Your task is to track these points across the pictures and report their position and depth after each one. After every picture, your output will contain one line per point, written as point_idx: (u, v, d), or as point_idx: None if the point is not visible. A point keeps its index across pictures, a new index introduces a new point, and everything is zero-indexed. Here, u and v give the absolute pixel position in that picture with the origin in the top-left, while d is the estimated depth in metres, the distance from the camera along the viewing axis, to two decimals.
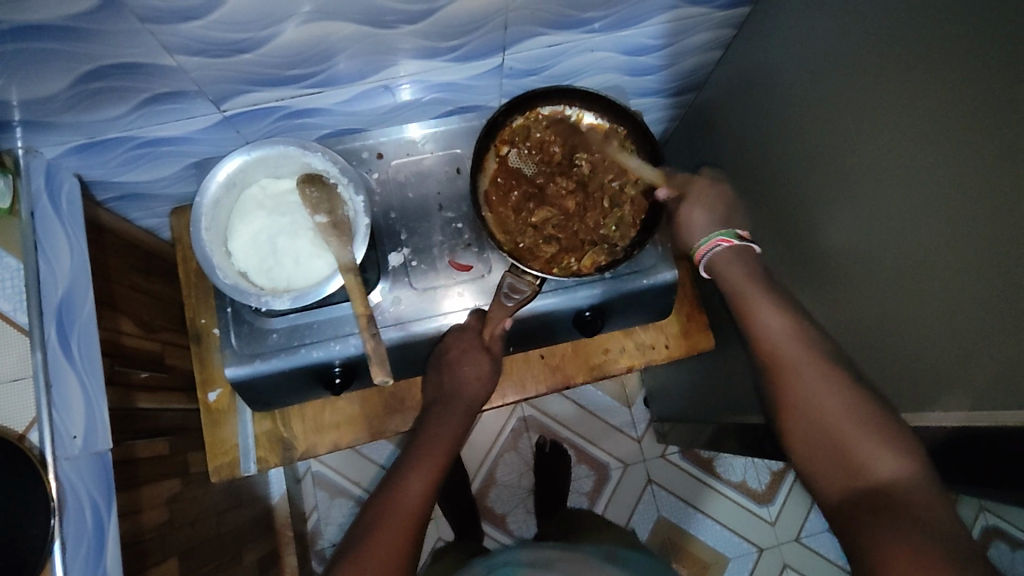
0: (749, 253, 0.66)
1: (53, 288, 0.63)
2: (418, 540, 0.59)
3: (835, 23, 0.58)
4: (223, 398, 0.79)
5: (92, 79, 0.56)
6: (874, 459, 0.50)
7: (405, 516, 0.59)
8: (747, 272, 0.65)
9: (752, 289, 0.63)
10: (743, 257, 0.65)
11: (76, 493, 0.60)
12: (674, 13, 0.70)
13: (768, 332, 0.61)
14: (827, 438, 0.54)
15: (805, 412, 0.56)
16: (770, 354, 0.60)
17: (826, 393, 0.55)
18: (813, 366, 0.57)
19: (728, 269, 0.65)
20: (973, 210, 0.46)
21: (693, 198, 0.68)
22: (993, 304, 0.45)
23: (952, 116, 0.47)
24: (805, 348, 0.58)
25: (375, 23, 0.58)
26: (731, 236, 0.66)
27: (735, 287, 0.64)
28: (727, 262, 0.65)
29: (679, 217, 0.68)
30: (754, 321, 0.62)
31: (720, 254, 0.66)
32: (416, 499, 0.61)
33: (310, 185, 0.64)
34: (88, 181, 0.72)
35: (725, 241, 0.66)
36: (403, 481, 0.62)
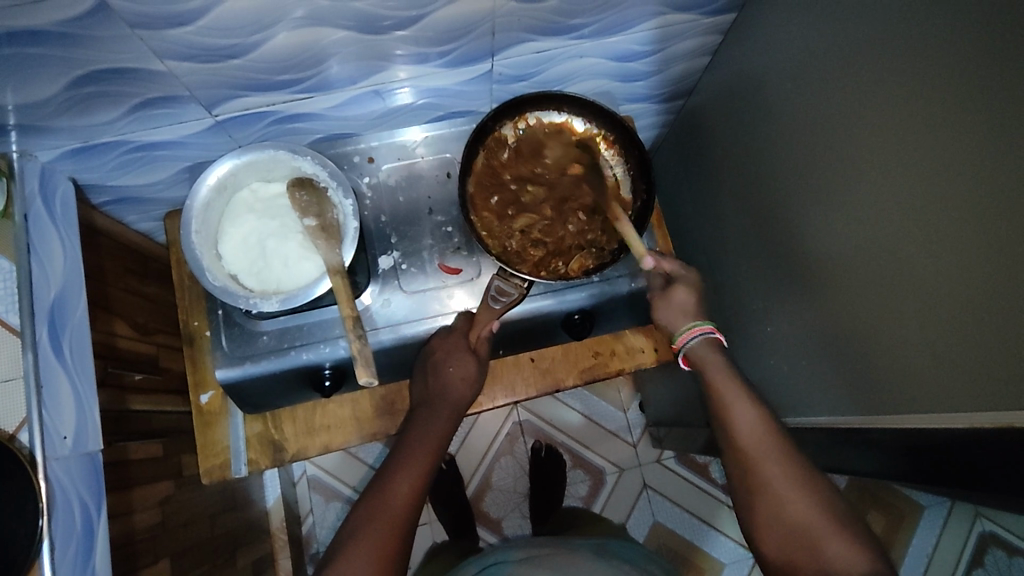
0: (724, 348, 0.67)
1: (46, 290, 0.64)
2: (405, 541, 0.60)
3: (819, 28, 0.58)
4: (216, 399, 0.79)
5: (84, 83, 0.57)
6: (835, 550, 0.54)
7: (390, 521, 0.59)
8: (723, 369, 0.65)
9: (728, 390, 0.63)
10: (720, 353, 0.67)
11: (65, 494, 0.60)
12: (662, 19, 0.71)
13: (744, 428, 0.61)
14: (797, 534, 0.56)
15: (777, 513, 0.57)
16: (739, 444, 0.61)
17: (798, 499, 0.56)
18: (787, 473, 0.58)
19: (709, 363, 0.65)
20: (954, 212, 0.46)
21: (679, 284, 0.69)
22: (978, 306, 0.46)
23: (932, 119, 0.47)
24: (775, 446, 0.59)
25: (365, 28, 0.59)
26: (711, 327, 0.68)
27: (712, 384, 0.64)
28: (706, 355, 0.66)
29: (660, 299, 0.70)
30: (731, 416, 0.62)
31: (697, 344, 0.67)
32: (402, 503, 0.61)
33: (299, 189, 0.65)
34: (82, 184, 0.73)
35: (709, 331, 0.67)
36: (390, 482, 0.62)
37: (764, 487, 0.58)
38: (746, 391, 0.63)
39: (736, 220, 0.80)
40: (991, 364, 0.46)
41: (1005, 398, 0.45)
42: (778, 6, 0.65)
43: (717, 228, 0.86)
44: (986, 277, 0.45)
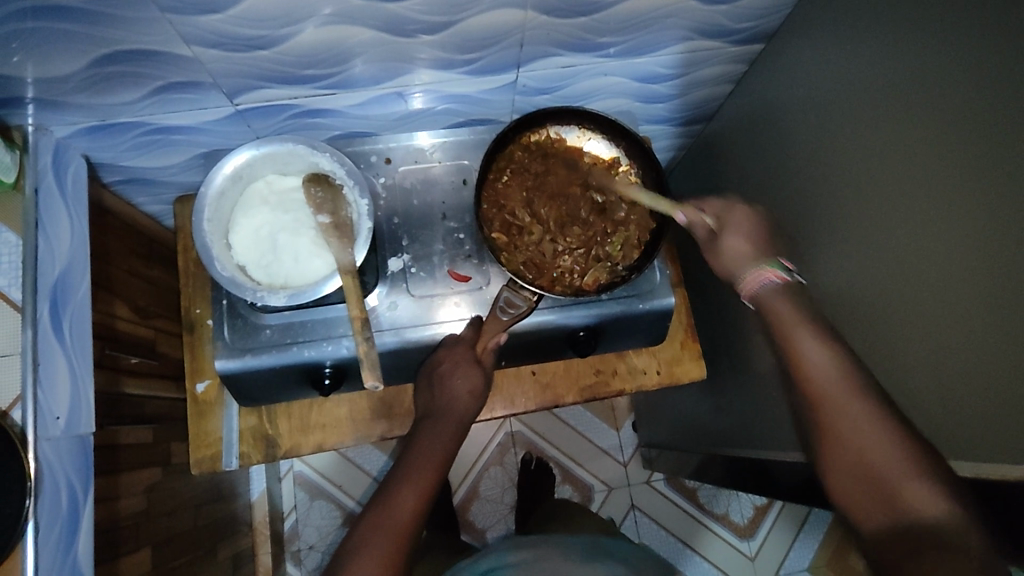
0: (798, 287, 0.59)
1: (51, 266, 0.63)
2: (410, 555, 0.58)
3: (844, 67, 0.58)
4: (212, 389, 0.78)
5: (108, 62, 0.57)
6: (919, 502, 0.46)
7: (395, 533, 0.57)
8: (800, 312, 0.57)
9: (808, 335, 0.55)
10: (791, 295, 0.59)
11: (53, 475, 0.59)
12: (689, 44, 0.71)
13: (818, 360, 0.54)
14: (867, 477, 0.49)
15: (851, 453, 0.50)
16: (812, 382, 0.53)
17: (873, 431, 0.49)
18: (858, 402, 0.51)
19: (780, 309, 0.58)
20: (968, 260, 0.46)
21: (733, 225, 0.64)
22: (986, 357, 0.45)
23: (951, 167, 0.47)
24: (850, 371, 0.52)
25: (393, 30, 0.59)
26: (779, 269, 0.60)
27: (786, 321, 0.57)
28: (775, 302, 0.58)
29: (720, 248, 0.63)
30: (801, 355, 0.55)
31: (767, 289, 0.59)
32: (407, 515, 0.59)
33: (315, 185, 0.64)
34: (95, 162, 0.73)
35: (772, 274, 0.59)
36: (395, 493, 0.60)
37: (832, 427, 0.52)
38: (825, 329, 0.56)
39: None
40: (997, 418, 0.45)
41: (1010, 453, 0.45)
42: (804, 40, 0.65)
43: None
44: (997, 328, 0.44)
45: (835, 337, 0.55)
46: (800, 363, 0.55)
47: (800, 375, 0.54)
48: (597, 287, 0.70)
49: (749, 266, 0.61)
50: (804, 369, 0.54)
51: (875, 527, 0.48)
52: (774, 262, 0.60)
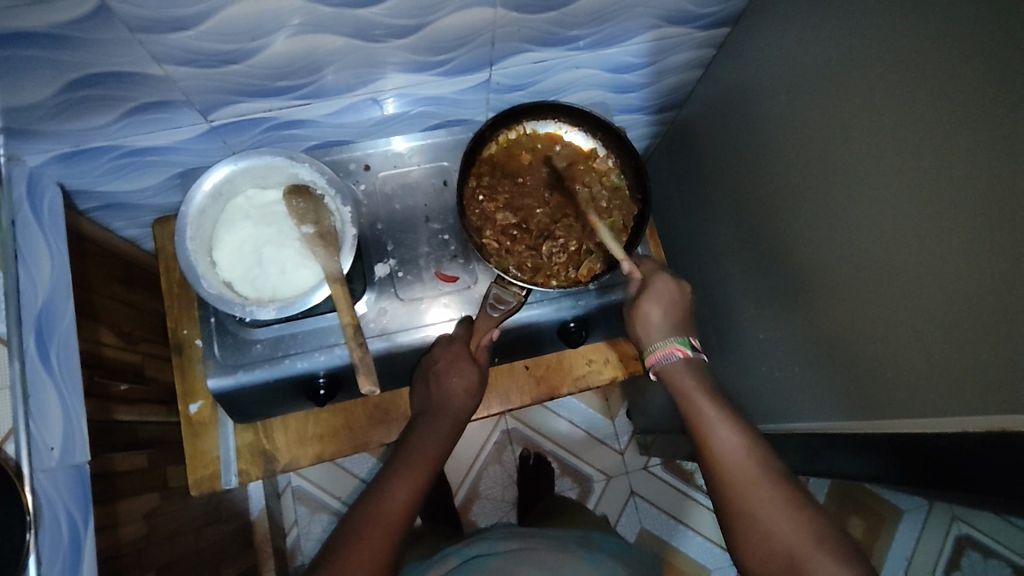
0: (701, 363, 0.67)
1: (33, 297, 0.62)
2: (398, 547, 0.58)
3: (809, 44, 0.60)
4: (205, 409, 0.78)
5: (78, 87, 0.56)
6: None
7: (384, 524, 0.58)
8: (704, 384, 0.64)
9: (716, 415, 0.61)
10: (696, 370, 0.65)
11: (52, 507, 0.59)
12: (657, 32, 0.72)
13: (732, 456, 0.59)
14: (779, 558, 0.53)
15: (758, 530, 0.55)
16: (724, 466, 0.59)
17: (773, 502, 0.55)
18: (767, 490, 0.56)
19: (682, 381, 0.65)
20: (944, 222, 0.47)
21: (655, 292, 0.68)
22: (967, 314, 0.47)
23: (921, 132, 0.48)
24: (757, 463, 0.58)
25: (364, 36, 0.59)
26: (685, 345, 0.67)
27: (698, 407, 0.62)
28: (681, 375, 0.65)
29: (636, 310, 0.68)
30: (716, 450, 0.60)
31: (673, 362, 0.66)
32: (398, 508, 0.60)
33: (296, 197, 0.64)
34: (70, 190, 0.72)
35: (681, 351, 0.66)
36: (389, 487, 0.61)
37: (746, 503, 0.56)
38: (733, 415, 0.61)
39: (726, 231, 0.82)
40: (980, 373, 0.47)
41: (996, 404, 0.46)
42: (769, 21, 0.66)
43: (707, 237, 0.87)
44: (974, 286, 0.46)
45: (744, 424, 0.61)
46: (713, 449, 0.60)
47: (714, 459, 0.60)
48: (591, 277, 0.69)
49: (658, 339, 0.67)
50: (718, 457, 0.59)
51: None
52: (681, 338, 0.67)
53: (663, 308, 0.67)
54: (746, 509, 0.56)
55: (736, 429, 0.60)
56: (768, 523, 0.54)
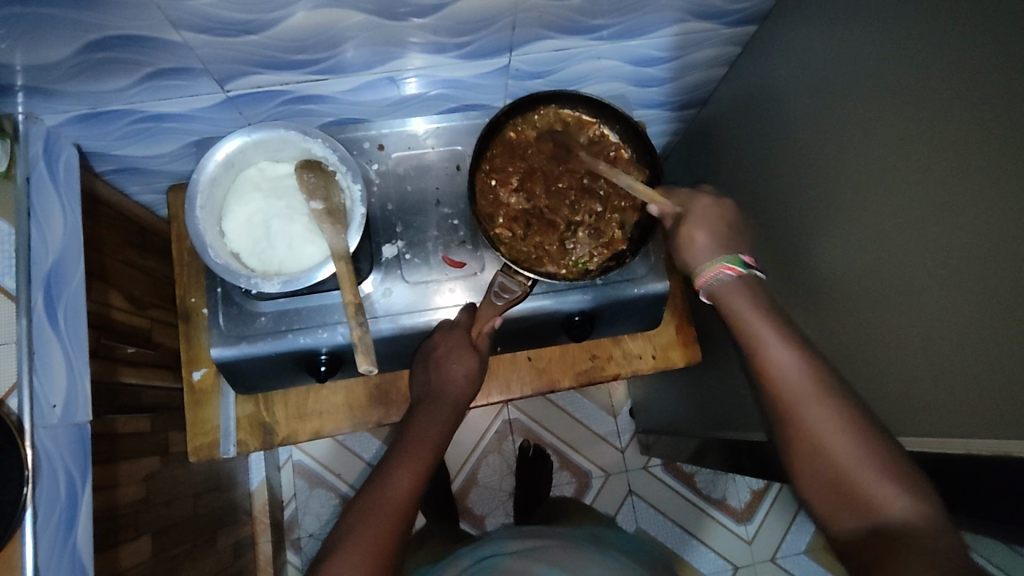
0: (753, 281, 0.60)
1: (44, 255, 0.63)
2: (403, 535, 0.58)
3: (836, 47, 0.58)
4: (208, 377, 0.79)
5: (97, 49, 0.56)
6: (882, 498, 0.47)
7: (390, 513, 0.58)
8: (756, 305, 0.58)
9: (768, 329, 0.57)
10: (747, 290, 0.59)
11: (51, 464, 0.60)
12: (682, 26, 0.70)
13: (784, 368, 0.54)
14: (839, 479, 0.50)
15: (819, 458, 0.51)
16: (773, 383, 0.54)
17: (844, 435, 0.50)
18: (827, 406, 0.52)
19: (735, 304, 0.58)
20: (961, 237, 0.46)
21: (696, 219, 0.62)
22: (974, 333, 0.46)
23: (942, 143, 0.47)
24: (812, 379, 0.53)
25: (386, 13, 0.58)
26: (736, 264, 0.60)
27: (747, 321, 0.57)
28: (732, 294, 0.59)
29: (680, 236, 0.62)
30: (766, 354, 0.56)
31: (721, 284, 0.60)
32: (402, 494, 0.60)
33: (308, 171, 0.64)
34: (86, 151, 0.72)
35: (730, 269, 0.60)
36: (390, 475, 0.61)
37: (800, 423, 0.52)
38: (781, 326, 0.57)
39: None
40: (988, 393, 0.46)
41: (1007, 428, 0.45)
42: (797, 20, 0.64)
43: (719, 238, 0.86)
44: (986, 306, 0.45)
45: (807, 344, 0.56)
46: (764, 357, 0.56)
47: (764, 366, 0.55)
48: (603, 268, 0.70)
49: (707, 260, 0.61)
50: (764, 364, 0.55)
51: (847, 530, 0.49)
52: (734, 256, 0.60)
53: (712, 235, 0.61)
54: (796, 430, 0.52)
55: (795, 345, 0.55)
56: (846, 439, 0.50)
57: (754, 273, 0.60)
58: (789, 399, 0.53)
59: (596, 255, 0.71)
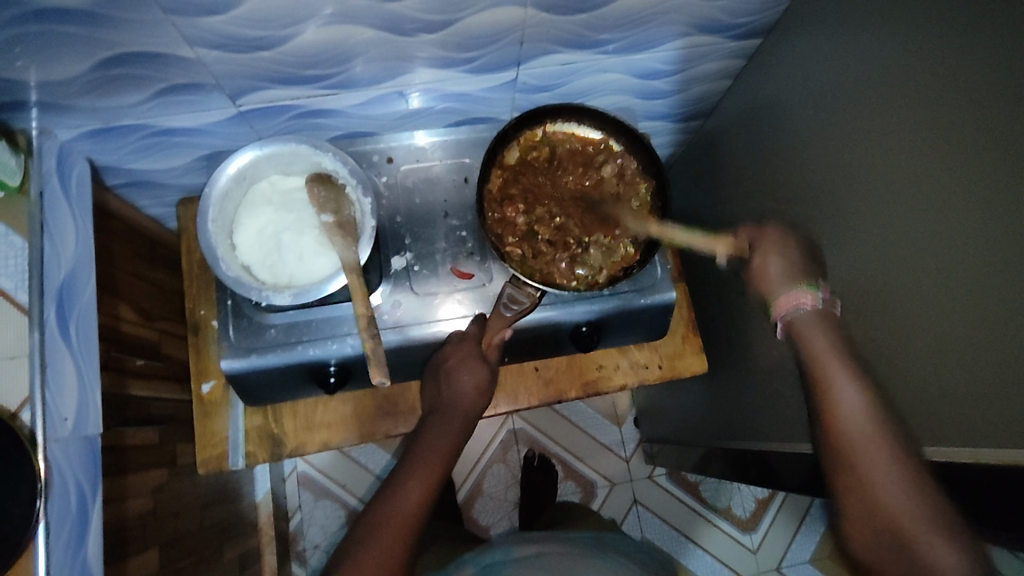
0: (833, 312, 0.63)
1: (56, 268, 0.63)
2: (413, 547, 0.59)
3: (841, 61, 0.59)
4: (217, 390, 0.79)
5: (111, 66, 0.57)
6: (934, 553, 0.51)
7: (399, 527, 0.58)
8: (833, 342, 0.61)
9: (845, 377, 0.59)
10: (826, 320, 0.63)
11: (63, 477, 0.60)
12: (687, 40, 0.71)
13: (850, 412, 0.58)
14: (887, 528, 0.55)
15: (868, 496, 0.56)
16: (844, 429, 0.58)
17: (887, 475, 0.55)
18: (884, 462, 0.55)
19: (813, 338, 0.62)
20: (966, 248, 0.46)
21: (768, 248, 0.67)
22: (981, 343, 0.46)
23: (945, 156, 0.47)
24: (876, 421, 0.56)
25: (395, 30, 0.59)
26: (813, 292, 0.63)
27: (820, 354, 0.61)
28: (809, 326, 0.63)
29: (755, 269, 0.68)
30: (834, 398, 0.59)
31: (800, 315, 0.64)
32: (411, 508, 0.60)
33: (318, 185, 0.65)
34: (98, 165, 0.73)
35: (810, 298, 0.63)
36: (400, 488, 0.61)
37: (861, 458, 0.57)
38: (857, 368, 0.59)
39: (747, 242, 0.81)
40: (994, 404, 0.46)
41: (1013, 436, 0.45)
42: (801, 35, 0.65)
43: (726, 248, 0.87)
44: (995, 317, 0.45)
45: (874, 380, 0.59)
46: (832, 400, 0.59)
47: (828, 408, 0.59)
48: (609, 282, 0.70)
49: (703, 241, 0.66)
50: (830, 408, 0.59)
51: (866, 547, 0.57)
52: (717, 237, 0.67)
53: (784, 262, 0.66)
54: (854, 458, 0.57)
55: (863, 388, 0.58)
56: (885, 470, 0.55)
57: (833, 304, 0.63)
58: (851, 443, 0.58)
59: (603, 269, 0.71)
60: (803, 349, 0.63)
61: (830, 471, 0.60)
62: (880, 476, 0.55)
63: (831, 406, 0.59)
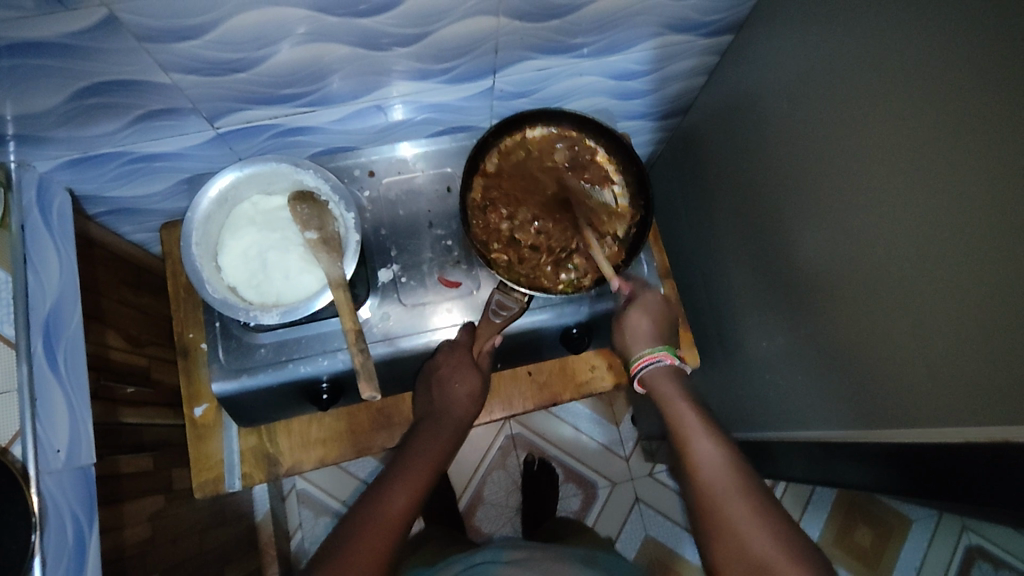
0: (684, 373, 0.69)
1: (41, 300, 0.63)
2: (396, 548, 0.58)
3: (812, 54, 0.60)
4: (210, 413, 0.79)
5: (87, 95, 0.57)
6: None
7: (383, 525, 0.58)
8: (684, 392, 0.66)
9: (701, 437, 0.61)
10: (679, 380, 0.68)
11: (58, 509, 0.59)
12: (660, 40, 0.72)
13: (707, 463, 0.59)
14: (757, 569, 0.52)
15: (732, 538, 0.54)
16: (700, 478, 0.59)
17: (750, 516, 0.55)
18: (741, 501, 0.56)
19: (663, 386, 0.67)
20: (945, 232, 0.47)
21: (644, 306, 0.72)
22: (965, 324, 0.47)
23: (920, 143, 0.48)
24: (732, 470, 0.58)
25: (370, 45, 0.59)
26: (670, 353, 0.69)
27: (670, 405, 0.65)
28: (665, 378, 0.68)
29: (624, 321, 0.72)
30: (693, 451, 0.61)
31: (657, 369, 0.68)
32: (398, 509, 0.60)
33: (301, 203, 0.65)
34: (79, 195, 0.73)
35: (667, 356, 0.69)
36: (388, 490, 0.61)
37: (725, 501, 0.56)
38: (709, 428, 0.62)
39: (730, 236, 0.82)
40: (980, 383, 0.47)
41: (1000, 415, 0.46)
42: (772, 30, 0.66)
43: (711, 242, 0.88)
44: (977, 297, 0.45)
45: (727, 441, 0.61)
46: (692, 453, 0.61)
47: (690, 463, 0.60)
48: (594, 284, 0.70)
49: (640, 347, 0.70)
50: (693, 460, 0.60)
51: None
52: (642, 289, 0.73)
53: (651, 321, 0.71)
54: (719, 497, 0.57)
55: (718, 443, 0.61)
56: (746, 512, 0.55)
57: (682, 364, 0.70)
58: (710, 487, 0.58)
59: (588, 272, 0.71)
60: (657, 399, 0.67)
61: (700, 532, 0.58)
62: (732, 504, 0.56)
63: (690, 460, 0.60)
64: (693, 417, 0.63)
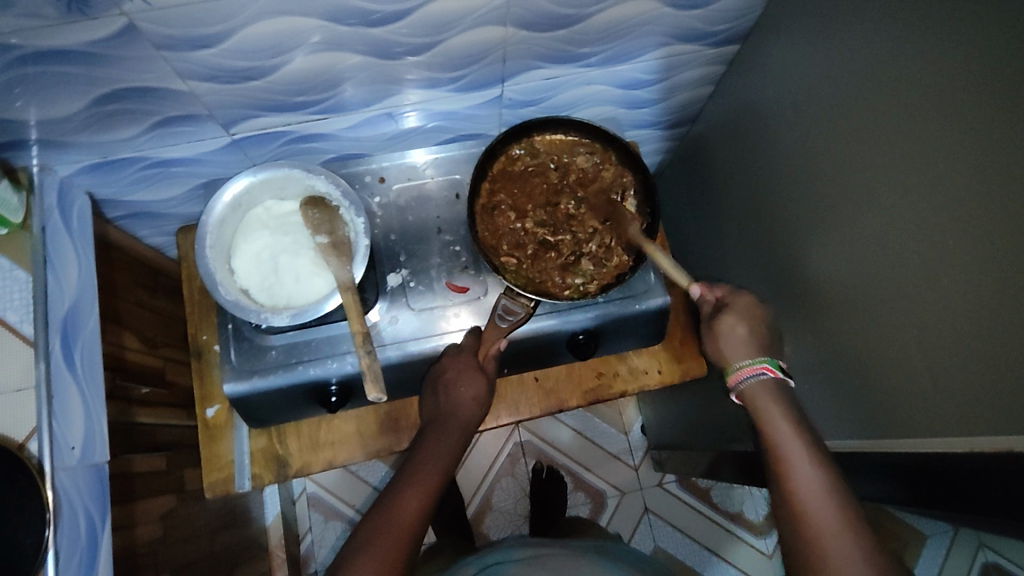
0: (787, 389, 0.62)
1: (59, 300, 0.65)
2: (409, 557, 0.59)
3: (818, 63, 0.60)
4: (221, 413, 0.80)
5: (106, 102, 0.59)
6: None
7: (395, 535, 0.59)
8: (789, 410, 0.60)
9: (791, 437, 0.57)
10: (779, 395, 0.61)
11: (71, 505, 0.61)
12: (666, 49, 0.73)
13: (808, 485, 0.54)
14: None
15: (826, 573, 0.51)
16: (797, 498, 0.54)
17: (846, 544, 0.51)
18: (846, 535, 0.51)
19: (763, 403, 0.60)
20: (951, 239, 0.47)
21: (737, 311, 0.65)
22: (973, 331, 0.47)
23: (927, 150, 0.48)
24: (835, 495, 0.53)
25: (382, 54, 0.61)
26: (775, 367, 0.62)
27: (774, 431, 0.58)
28: (768, 400, 0.60)
29: (717, 326, 0.65)
30: (791, 471, 0.56)
31: (755, 383, 0.62)
32: (409, 517, 0.60)
33: (312, 208, 0.66)
34: (98, 198, 0.75)
35: (770, 370, 0.62)
36: (398, 497, 0.62)
37: (818, 527, 0.52)
38: (813, 448, 0.57)
39: (738, 245, 0.82)
40: (988, 392, 0.46)
41: (1007, 423, 0.45)
42: (779, 38, 0.66)
43: (718, 250, 0.88)
44: (983, 305, 0.45)
45: (829, 460, 0.56)
46: (792, 476, 0.55)
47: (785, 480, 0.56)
48: (601, 290, 0.70)
49: (743, 358, 0.63)
50: (790, 473, 0.56)
51: None
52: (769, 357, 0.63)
53: (750, 330, 0.64)
54: (814, 522, 0.53)
55: (821, 465, 0.55)
56: (845, 546, 0.51)
57: (788, 379, 0.63)
58: (806, 507, 0.54)
59: (595, 278, 0.72)
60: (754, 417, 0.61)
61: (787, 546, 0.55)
62: (817, 503, 0.53)
63: (790, 481, 0.55)
64: (792, 433, 0.57)
